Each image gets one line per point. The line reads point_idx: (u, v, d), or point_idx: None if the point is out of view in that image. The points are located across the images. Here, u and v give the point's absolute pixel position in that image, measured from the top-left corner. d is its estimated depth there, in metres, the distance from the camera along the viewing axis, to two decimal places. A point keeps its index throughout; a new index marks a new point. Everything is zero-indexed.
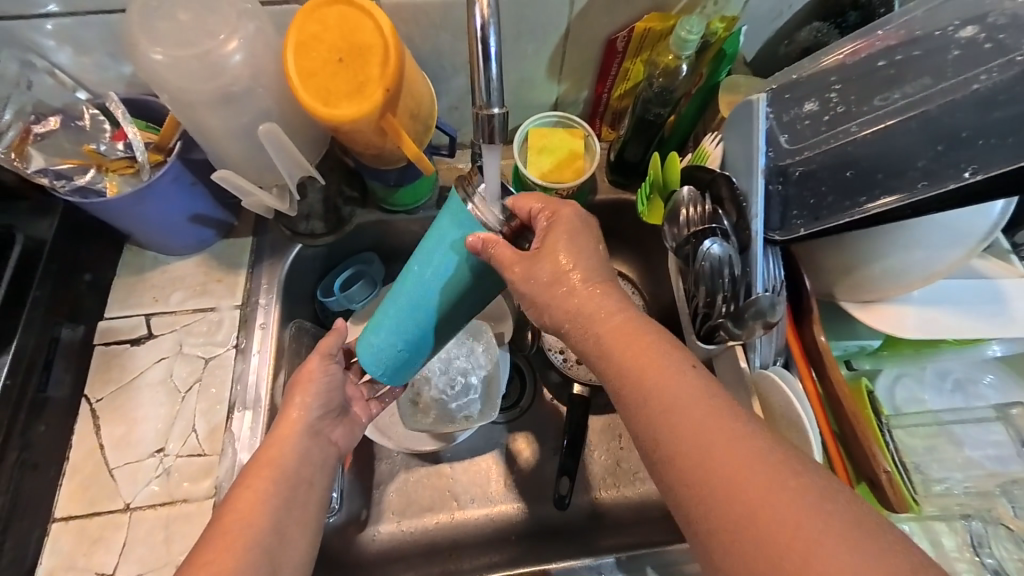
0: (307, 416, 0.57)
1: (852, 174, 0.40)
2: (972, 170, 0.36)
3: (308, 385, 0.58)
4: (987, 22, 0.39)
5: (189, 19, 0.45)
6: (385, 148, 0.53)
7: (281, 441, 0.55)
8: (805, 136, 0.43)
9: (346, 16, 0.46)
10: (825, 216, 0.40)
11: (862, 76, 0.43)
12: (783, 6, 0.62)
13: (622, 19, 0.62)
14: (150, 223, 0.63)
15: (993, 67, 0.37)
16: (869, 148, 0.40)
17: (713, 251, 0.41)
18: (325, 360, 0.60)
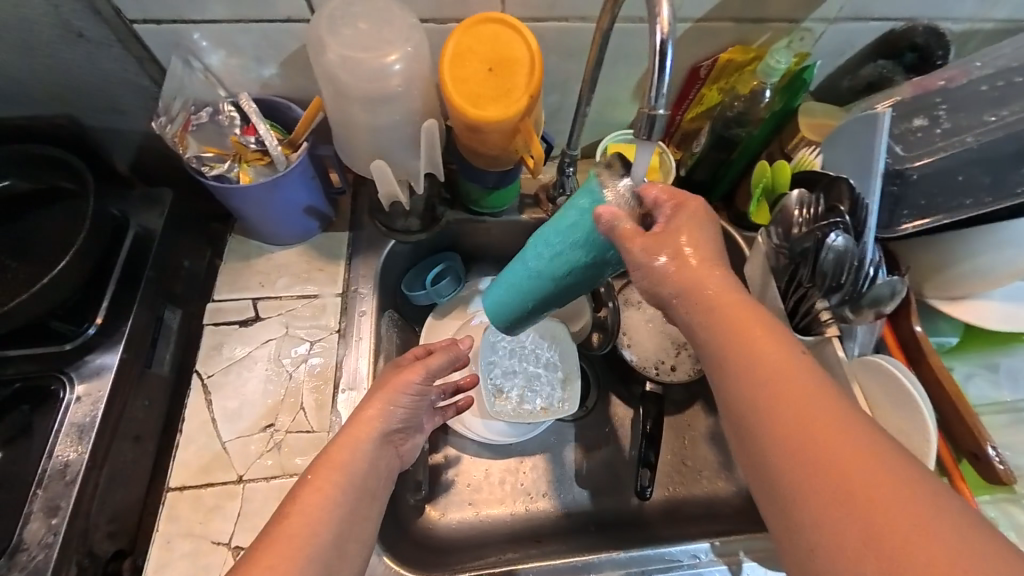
0: (383, 426, 0.53)
1: (960, 179, 0.47)
2: None
3: (394, 400, 0.55)
4: None
5: (366, 28, 0.51)
6: (508, 149, 0.58)
7: (351, 444, 0.51)
8: (917, 145, 0.49)
9: (500, 33, 0.53)
10: (931, 215, 0.47)
11: (956, 98, 0.50)
12: (846, 46, 0.70)
13: (707, 50, 0.70)
14: (270, 212, 0.67)
15: None
16: (969, 161, 0.47)
17: (838, 243, 0.46)
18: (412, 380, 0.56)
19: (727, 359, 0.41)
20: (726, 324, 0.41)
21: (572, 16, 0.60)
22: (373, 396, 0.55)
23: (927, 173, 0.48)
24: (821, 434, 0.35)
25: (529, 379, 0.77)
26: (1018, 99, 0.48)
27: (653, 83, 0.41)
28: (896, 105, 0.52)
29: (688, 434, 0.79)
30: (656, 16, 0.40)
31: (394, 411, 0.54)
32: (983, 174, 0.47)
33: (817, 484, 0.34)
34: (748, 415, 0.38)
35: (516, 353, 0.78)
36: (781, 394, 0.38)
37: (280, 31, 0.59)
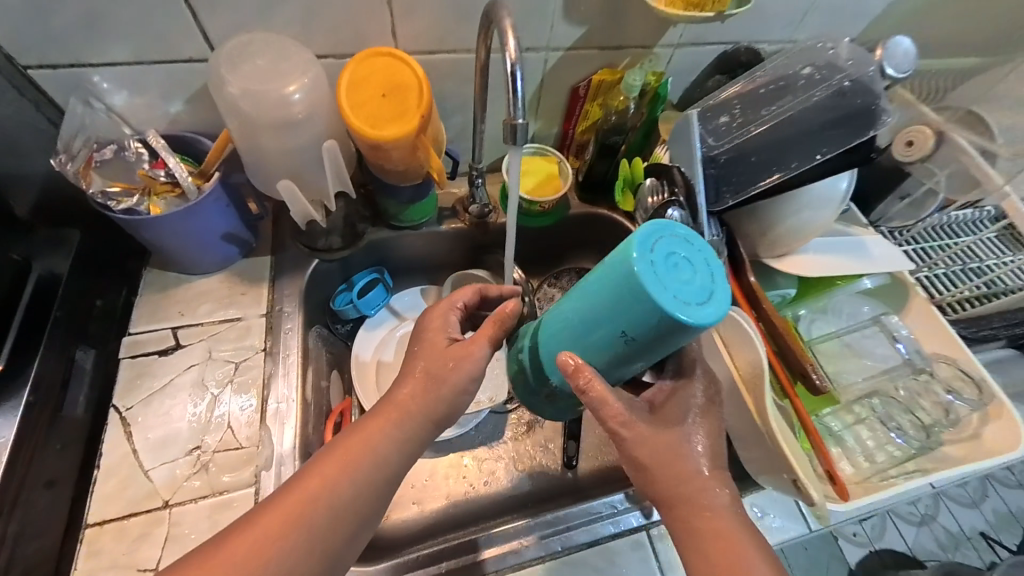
0: (418, 413, 0.55)
1: (756, 159, 0.59)
2: (822, 154, 0.56)
3: (433, 379, 0.56)
4: (817, 64, 0.61)
5: (264, 64, 0.56)
6: (412, 164, 0.65)
7: (379, 424, 0.54)
8: (724, 136, 0.61)
9: (389, 64, 0.59)
10: (743, 189, 0.59)
11: (751, 97, 0.62)
12: (694, 64, 0.86)
13: (583, 72, 0.82)
14: (188, 241, 0.69)
15: (823, 90, 0.59)
16: (761, 145, 0.60)
17: (674, 217, 0.57)
18: (452, 362, 0.56)
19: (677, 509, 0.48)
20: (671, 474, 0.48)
21: (459, 48, 0.70)
22: (420, 372, 0.57)
23: (730, 156, 0.60)
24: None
25: None
26: (788, 96, 0.61)
27: (511, 99, 0.49)
28: (713, 104, 0.64)
29: None
30: (506, 46, 0.48)
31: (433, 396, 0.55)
32: (771, 155, 0.59)
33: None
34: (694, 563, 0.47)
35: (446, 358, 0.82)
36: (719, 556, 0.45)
37: (183, 70, 0.63)
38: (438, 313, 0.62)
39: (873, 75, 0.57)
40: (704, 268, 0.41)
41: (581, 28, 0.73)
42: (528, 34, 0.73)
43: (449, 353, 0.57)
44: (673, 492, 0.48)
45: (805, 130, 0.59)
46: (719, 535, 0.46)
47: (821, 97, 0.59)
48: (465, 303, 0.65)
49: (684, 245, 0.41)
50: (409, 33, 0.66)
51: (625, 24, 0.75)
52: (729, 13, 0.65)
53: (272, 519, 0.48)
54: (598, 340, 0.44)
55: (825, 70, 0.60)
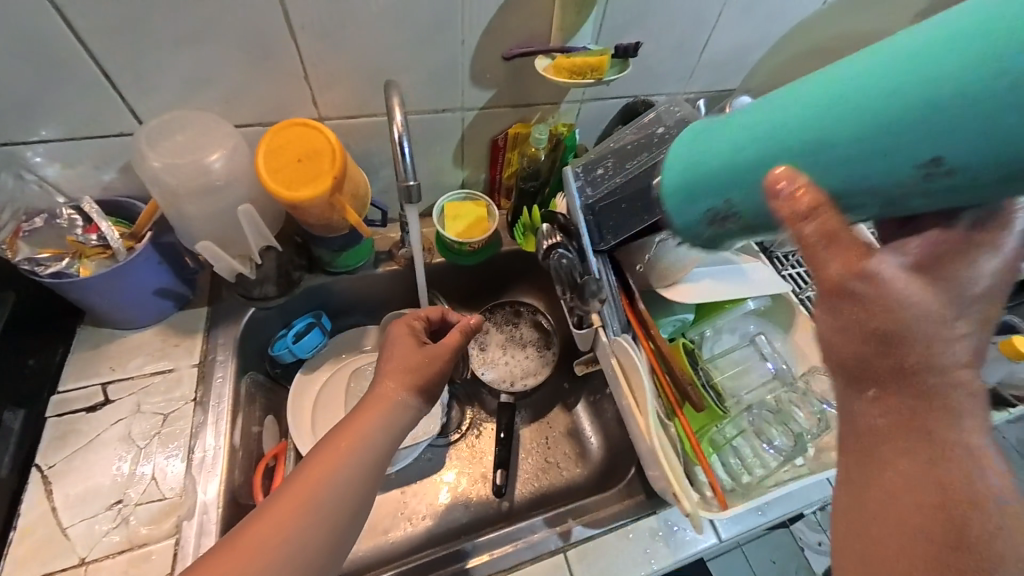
0: (404, 408, 0.67)
1: (625, 206, 0.61)
2: None
3: (411, 370, 0.70)
4: (675, 115, 0.62)
5: (182, 139, 0.62)
6: (332, 218, 0.71)
7: (359, 428, 0.64)
8: (599, 186, 0.63)
9: (302, 133, 0.66)
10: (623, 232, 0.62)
11: (617, 153, 0.64)
12: (601, 115, 0.95)
13: (499, 126, 0.90)
14: (118, 300, 0.72)
15: (690, 132, 0.58)
16: (627, 199, 0.61)
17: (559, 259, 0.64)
18: (428, 358, 0.72)
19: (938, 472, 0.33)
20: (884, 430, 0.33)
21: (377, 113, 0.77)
22: (400, 372, 0.71)
23: (602, 209, 0.62)
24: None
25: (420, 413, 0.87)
26: (649, 149, 0.62)
27: (400, 165, 0.56)
28: (588, 160, 0.66)
29: (550, 438, 0.98)
30: (394, 118, 0.55)
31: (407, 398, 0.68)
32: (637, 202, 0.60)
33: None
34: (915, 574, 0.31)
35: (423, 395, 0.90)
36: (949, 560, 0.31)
37: (113, 143, 0.68)
38: (404, 331, 0.76)
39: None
40: None
41: (489, 91, 0.82)
42: (440, 99, 0.80)
43: (424, 351, 0.73)
44: (885, 436, 0.33)
45: None
46: (932, 495, 0.32)
47: (668, 154, 0.59)
48: (428, 318, 0.81)
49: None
50: (329, 102, 0.73)
51: (529, 87, 0.84)
52: (608, 79, 0.74)
53: (259, 528, 0.54)
54: (868, 152, 0.30)
55: (676, 127, 0.61)
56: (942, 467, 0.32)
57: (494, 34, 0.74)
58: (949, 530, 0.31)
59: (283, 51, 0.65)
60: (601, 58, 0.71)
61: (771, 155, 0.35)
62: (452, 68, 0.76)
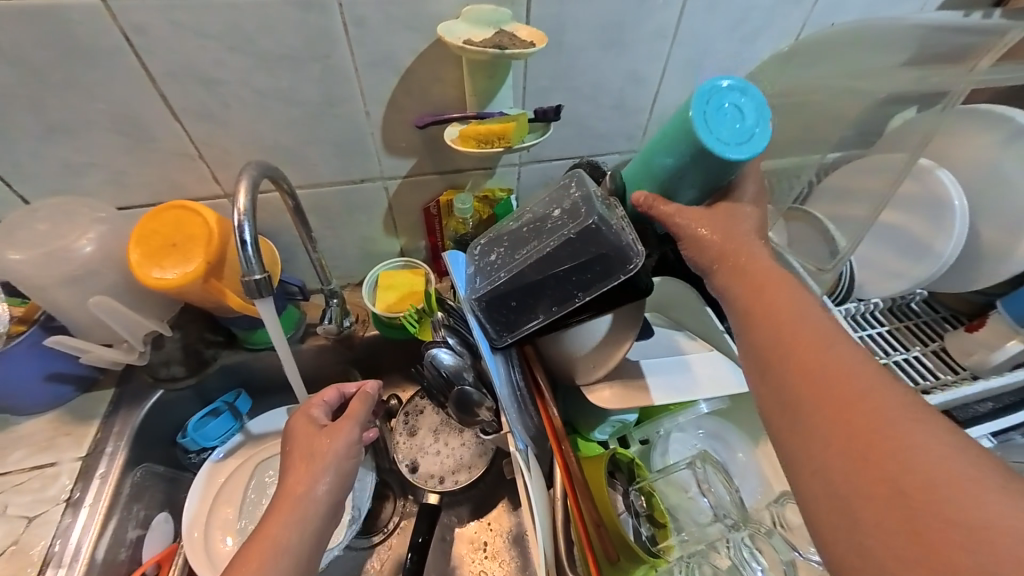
0: (313, 498, 0.59)
1: (513, 304, 0.50)
2: (579, 294, 0.48)
3: (310, 459, 0.63)
4: (571, 197, 0.52)
5: (49, 227, 0.59)
6: (216, 302, 0.65)
7: (280, 525, 0.56)
8: (488, 276, 0.53)
9: (181, 215, 0.62)
10: (515, 329, 0.51)
11: (509, 238, 0.54)
12: (545, 178, 0.88)
13: (429, 194, 0.84)
14: (4, 387, 0.69)
15: (582, 221, 0.49)
16: (513, 291, 0.50)
17: (437, 356, 0.55)
18: (330, 438, 0.65)
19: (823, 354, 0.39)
20: (741, 314, 0.45)
21: None
22: (303, 460, 0.63)
23: (486, 299, 0.51)
24: (823, 393, 0.37)
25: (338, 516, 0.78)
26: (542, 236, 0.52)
27: (243, 256, 0.49)
28: (483, 243, 0.56)
29: (489, 544, 0.83)
30: (236, 202, 0.49)
31: (306, 503, 0.59)
32: (525, 299, 0.50)
33: (837, 456, 0.34)
34: (787, 411, 0.39)
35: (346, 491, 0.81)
36: (807, 385, 0.38)
37: None
38: (298, 423, 0.67)
39: (609, 224, 0.48)
40: (753, 114, 0.44)
41: (408, 159, 0.77)
42: (353, 169, 0.76)
43: (325, 434, 0.65)
44: (771, 341, 0.41)
45: (558, 271, 0.49)
46: (774, 345, 0.41)
47: (559, 244, 0.49)
48: (326, 400, 0.71)
49: (731, 96, 0.44)
50: (230, 178, 0.69)
51: (451, 153, 0.78)
52: (519, 145, 0.67)
53: None
54: (652, 174, 0.49)
55: (573, 209, 0.50)
56: (786, 318, 0.42)
57: (401, 104, 0.69)
58: (839, 396, 0.36)
59: (168, 133, 0.63)
60: (507, 125, 0.65)
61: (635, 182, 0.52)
62: (359, 138, 0.72)
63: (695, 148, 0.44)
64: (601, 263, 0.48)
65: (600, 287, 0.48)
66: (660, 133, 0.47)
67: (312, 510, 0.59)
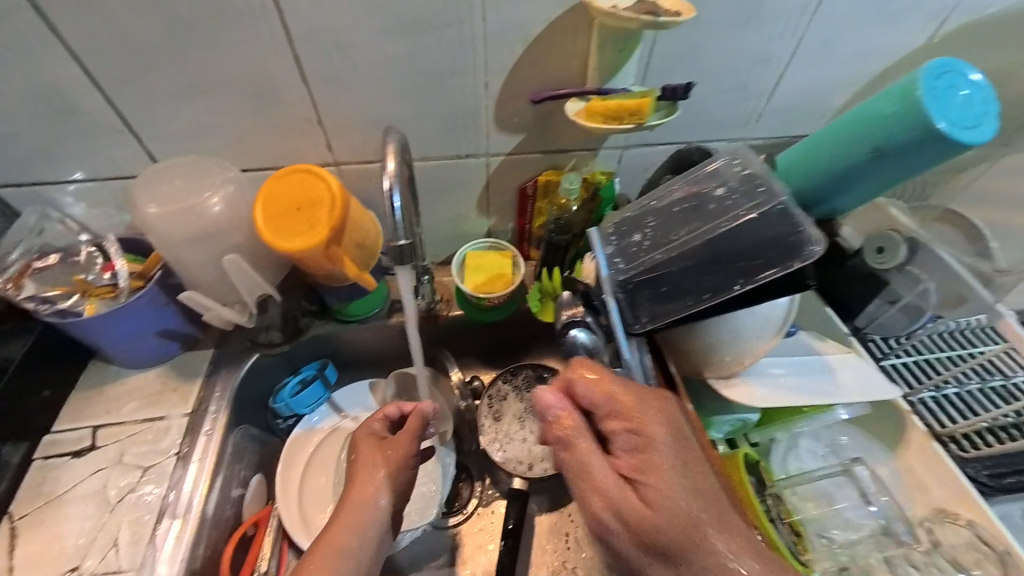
0: (373, 507, 0.60)
1: (665, 290, 0.48)
2: (742, 283, 0.45)
3: (372, 468, 0.62)
4: (737, 179, 0.49)
5: (185, 183, 0.60)
6: (330, 269, 0.65)
7: (341, 533, 0.57)
8: (633, 260, 0.51)
9: (306, 179, 0.61)
10: (659, 317, 0.48)
11: (660, 217, 0.51)
12: (646, 164, 0.85)
13: (528, 173, 0.81)
14: (120, 341, 0.71)
15: (752, 208, 0.46)
16: (671, 274, 0.48)
17: (578, 339, 0.52)
18: (390, 451, 0.64)
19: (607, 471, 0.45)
20: None
21: None
22: (365, 471, 0.62)
23: (638, 283, 0.50)
24: None
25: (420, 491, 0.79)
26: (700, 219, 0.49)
27: (390, 221, 0.48)
28: (624, 219, 0.53)
29: (570, 534, 0.81)
30: (385, 166, 0.48)
31: (365, 510, 0.59)
32: (678, 284, 0.48)
33: None
34: None
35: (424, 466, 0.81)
36: None
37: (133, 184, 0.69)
38: (361, 434, 0.66)
39: (789, 206, 0.46)
40: (981, 106, 0.42)
41: (516, 136, 0.74)
42: (460, 144, 0.74)
43: (386, 448, 0.64)
44: None
45: (722, 257, 0.46)
46: None
47: (725, 230, 0.46)
48: (387, 415, 0.68)
49: (969, 88, 0.42)
50: (344, 147, 0.69)
51: (559, 131, 0.75)
52: (651, 123, 0.63)
53: None
54: (839, 149, 0.47)
55: (740, 193, 0.47)
56: None
57: (522, 75, 0.67)
58: None
59: (292, 96, 0.62)
60: (642, 100, 0.61)
61: (814, 163, 0.50)
62: (474, 111, 0.69)
63: (914, 127, 0.42)
64: (776, 248, 0.45)
65: (767, 276, 0.44)
66: (864, 112, 0.45)
67: (372, 516, 0.59)
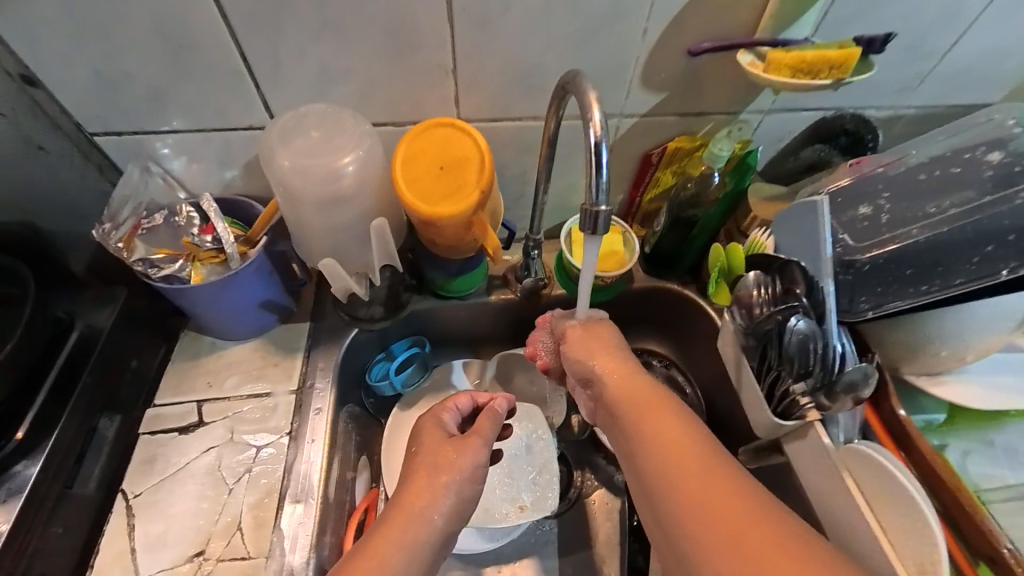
0: (426, 523, 0.52)
1: (911, 271, 0.47)
2: (1009, 268, 0.44)
3: (434, 471, 0.55)
4: (1004, 151, 0.48)
5: (319, 135, 0.53)
6: (464, 239, 0.59)
7: (385, 546, 0.49)
8: (866, 235, 0.50)
9: (450, 136, 0.55)
10: (890, 301, 0.48)
11: (900, 187, 0.51)
12: (783, 133, 0.76)
13: (656, 139, 0.73)
14: (223, 310, 0.65)
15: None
16: (930, 248, 0.47)
17: (799, 326, 0.48)
18: (456, 453, 0.57)
19: (660, 488, 0.46)
20: None
21: (525, 115, 0.64)
22: (422, 470, 0.56)
23: (889, 259, 0.48)
24: None
25: (528, 481, 0.73)
26: (956, 191, 0.48)
27: (592, 180, 0.42)
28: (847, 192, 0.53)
29: None
30: (590, 118, 0.42)
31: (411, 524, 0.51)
32: (930, 263, 0.47)
33: None
34: None
35: (524, 454, 0.75)
36: None
37: (241, 137, 0.62)
38: (425, 422, 0.62)
39: None
40: None
41: (658, 95, 0.66)
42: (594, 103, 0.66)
43: (450, 445, 0.58)
44: None
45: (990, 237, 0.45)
46: None
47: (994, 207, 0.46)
48: (458, 407, 0.64)
49: None
50: (473, 101, 0.62)
51: (705, 91, 0.67)
52: (848, 79, 0.58)
53: None
54: None
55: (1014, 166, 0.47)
56: None
57: (687, 21, 0.58)
58: None
59: (433, 39, 0.54)
60: (846, 52, 0.55)
61: None
62: (622, 64, 0.61)
63: None
64: None
65: None
66: None
67: (424, 532, 0.51)
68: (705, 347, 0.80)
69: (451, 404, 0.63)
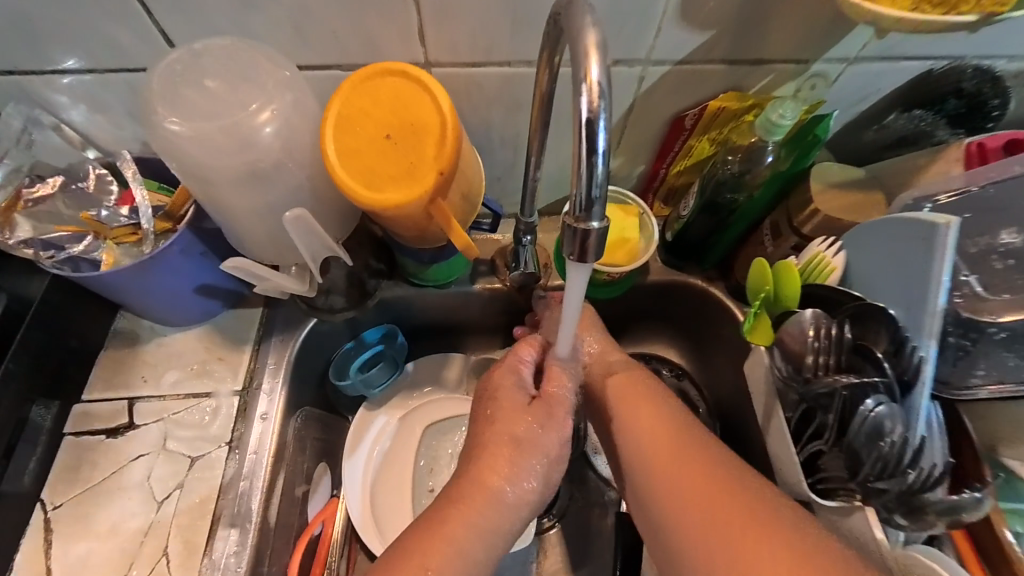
0: (503, 500, 0.44)
1: None
2: None
3: (516, 443, 0.45)
4: None
5: (218, 88, 0.40)
6: (428, 229, 0.46)
7: (466, 521, 0.42)
8: (997, 281, 0.43)
9: (402, 90, 0.40)
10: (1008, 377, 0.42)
11: None
12: (869, 90, 0.56)
13: (694, 95, 0.55)
14: (152, 297, 0.55)
15: None
16: None
17: (878, 410, 0.40)
18: (537, 426, 0.47)
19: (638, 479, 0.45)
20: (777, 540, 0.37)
21: (516, 60, 0.47)
22: (501, 444, 0.45)
23: None
24: None
25: None
26: None
27: (576, 181, 0.27)
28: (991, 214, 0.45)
29: None
30: (585, 73, 0.26)
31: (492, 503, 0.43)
32: None
33: None
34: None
35: None
36: None
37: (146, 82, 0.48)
38: (502, 379, 0.50)
39: None
40: None
41: (701, 34, 0.48)
42: (614, 44, 0.49)
43: (529, 415, 0.47)
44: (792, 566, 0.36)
45: None
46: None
47: None
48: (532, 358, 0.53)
49: None
50: (445, 38, 0.45)
51: (767, 29, 0.49)
52: (1002, 15, 0.40)
53: None
54: None
55: None
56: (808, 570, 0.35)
57: None
58: None
59: None
60: None
61: None
62: None
63: None
64: None
65: None
66: None
67: (507, 504, 0.44)
68: (733, 360, 0.65)
69: (526, 344, 0.54)
